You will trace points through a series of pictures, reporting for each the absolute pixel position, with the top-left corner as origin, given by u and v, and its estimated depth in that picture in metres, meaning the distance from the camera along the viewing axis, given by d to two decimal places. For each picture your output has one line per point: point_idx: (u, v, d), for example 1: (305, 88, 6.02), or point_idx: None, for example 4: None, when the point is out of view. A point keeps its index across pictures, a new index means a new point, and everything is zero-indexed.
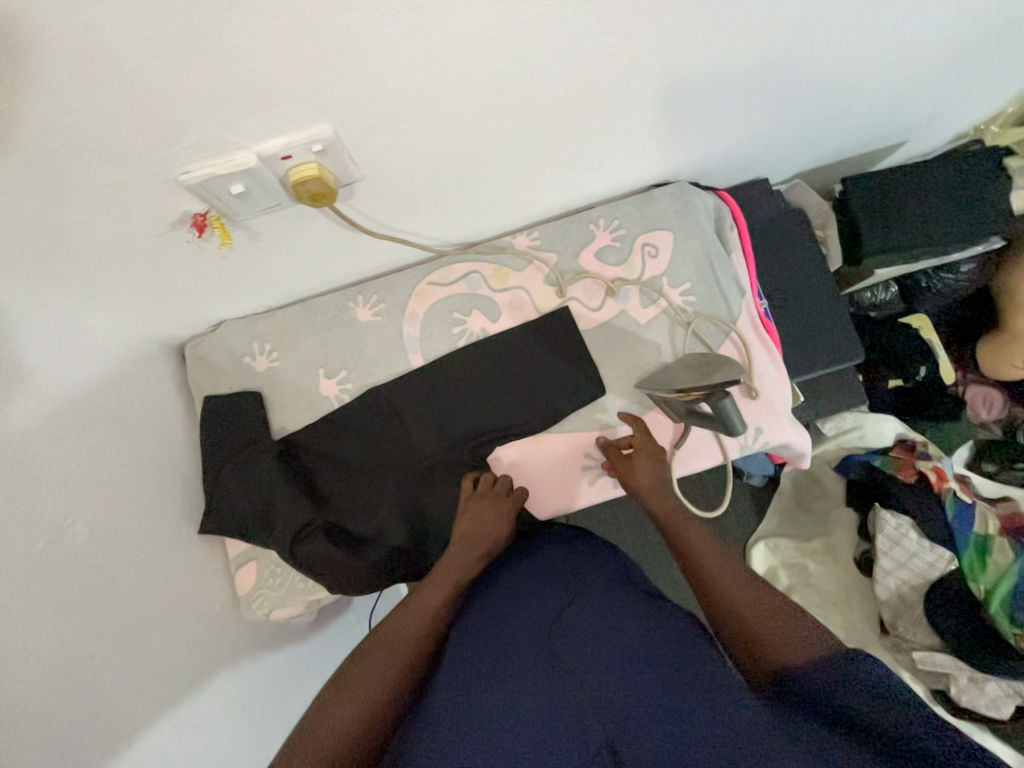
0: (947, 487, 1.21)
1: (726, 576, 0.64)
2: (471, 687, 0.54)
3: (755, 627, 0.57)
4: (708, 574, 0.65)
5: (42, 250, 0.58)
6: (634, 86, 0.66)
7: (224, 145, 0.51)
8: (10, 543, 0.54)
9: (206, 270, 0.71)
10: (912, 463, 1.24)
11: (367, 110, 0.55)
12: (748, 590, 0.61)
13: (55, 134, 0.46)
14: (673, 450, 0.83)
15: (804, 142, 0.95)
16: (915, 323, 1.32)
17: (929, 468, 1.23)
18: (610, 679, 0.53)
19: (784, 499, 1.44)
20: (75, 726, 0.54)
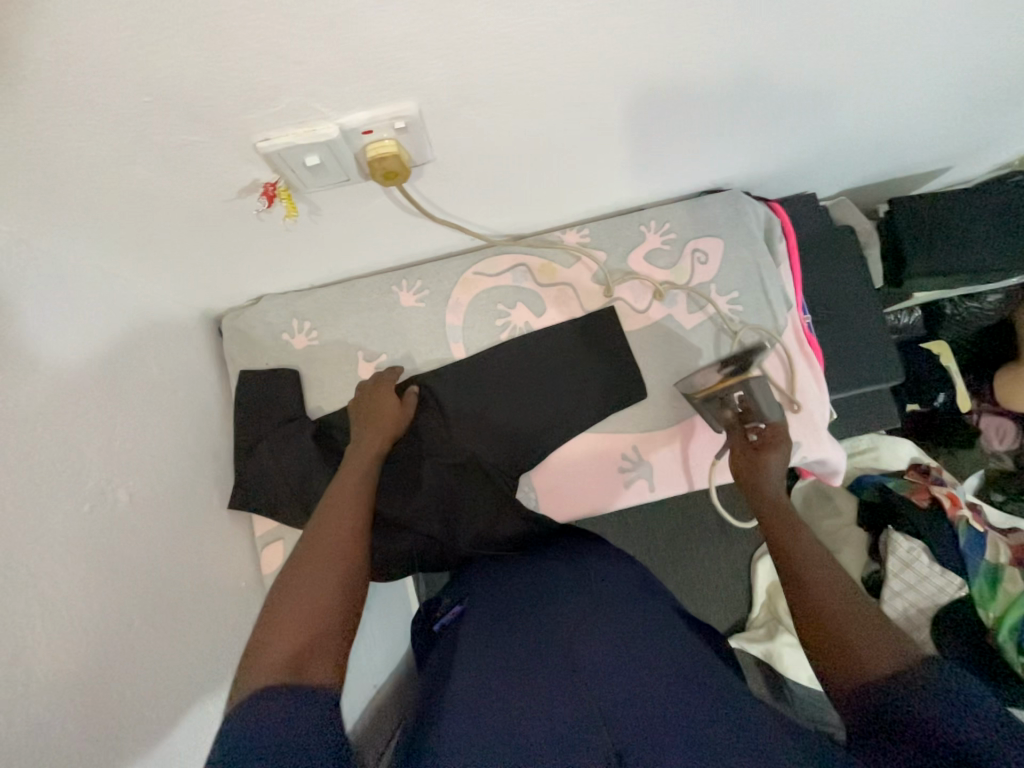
0: (960, 513, 1.20)
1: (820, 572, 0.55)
2: (479, 688, 0.53)
3: (835, 632, 0.48)
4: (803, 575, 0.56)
5: (106, 207, 0.57)
6: (711, 89, 0.66)
7: (308, 113, 0.50)
8: (58, 504, 0.53)
9: (260, 241, 0.70)
10: (926, 486, 1.24)
11: (451, 89, 0.53)
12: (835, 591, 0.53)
13: (146, 88, 0.44)
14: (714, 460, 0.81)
15: (858, 161, 0.95)
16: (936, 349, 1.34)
17: (943, 492, 1.23)
18: (619, 681, 0.51)
19: None
20: (115, 697, 0.53)
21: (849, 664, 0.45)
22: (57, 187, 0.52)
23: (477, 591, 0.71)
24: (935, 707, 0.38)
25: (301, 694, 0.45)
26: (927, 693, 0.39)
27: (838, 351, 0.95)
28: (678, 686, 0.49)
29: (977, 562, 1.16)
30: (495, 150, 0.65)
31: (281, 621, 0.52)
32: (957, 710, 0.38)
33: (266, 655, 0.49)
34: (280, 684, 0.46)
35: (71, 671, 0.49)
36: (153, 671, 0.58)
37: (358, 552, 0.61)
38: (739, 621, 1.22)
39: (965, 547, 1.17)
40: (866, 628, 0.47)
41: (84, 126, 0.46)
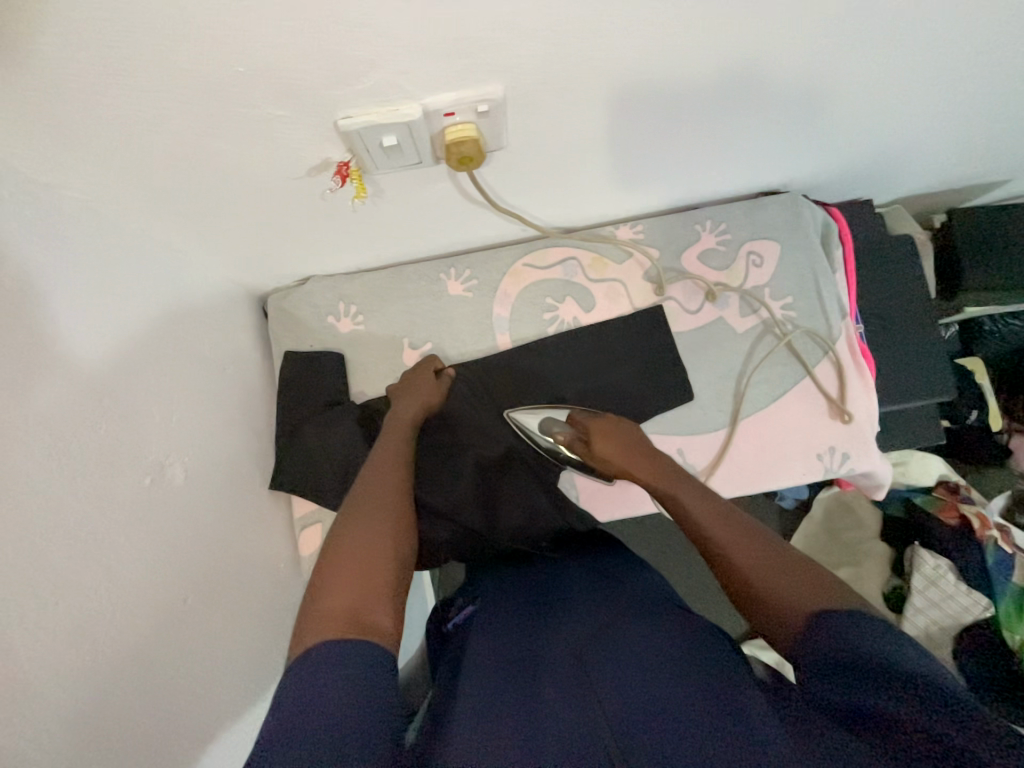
0: (990, 534, 1.17)
1: (728, 531, 0.58)
2: (487, 677, 0.52)
3: (763, 589, 0.51)
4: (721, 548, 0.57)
5: (177, 179, 0.56)
6: (791, 90, 0.64)
7: (393, 92, 0.49)
8: (120, 476, 0.52)
9: (319, 221, 0.69)
10: (955, 503, 1.21)
11: (538, 74, 0.52)
12: (747, 549, 0.56)
13: (240, 59, 0.43)
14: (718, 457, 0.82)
15: (921, 169, 0.92)
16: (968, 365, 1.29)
17: (974, 513, 1.19)
18: (629, 685, 0.47)
19: (813, 525, 1.34)
20: (170, 670, 0.52)
21: (781, 616, 0.49)
22: (133, 153, 0.51)
23: (487, 590, 0.69)
24: (821, 681, 0.43)
25: (361, 653, 0.46)
26: (810, 662, 0.44)
27: (887, 364, 0.93)
28: (695, 694, 0.45)
29: (1006, 583, 1.14)
30: (565, 139, 0.64)
31: (330, 579, 0.53)
32: (832, 673, 0.43)
33: (322, 609, 0.50)
34: (348, 639, 0.47)
35: (131, 642, 0.49)
36: (202, 647, 0.58)
37: (407, 517, 0.64)
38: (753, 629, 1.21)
39: (992, 566, 1.16)
40: (791, 578, 0.51)
41: (171, 94, 0.45)
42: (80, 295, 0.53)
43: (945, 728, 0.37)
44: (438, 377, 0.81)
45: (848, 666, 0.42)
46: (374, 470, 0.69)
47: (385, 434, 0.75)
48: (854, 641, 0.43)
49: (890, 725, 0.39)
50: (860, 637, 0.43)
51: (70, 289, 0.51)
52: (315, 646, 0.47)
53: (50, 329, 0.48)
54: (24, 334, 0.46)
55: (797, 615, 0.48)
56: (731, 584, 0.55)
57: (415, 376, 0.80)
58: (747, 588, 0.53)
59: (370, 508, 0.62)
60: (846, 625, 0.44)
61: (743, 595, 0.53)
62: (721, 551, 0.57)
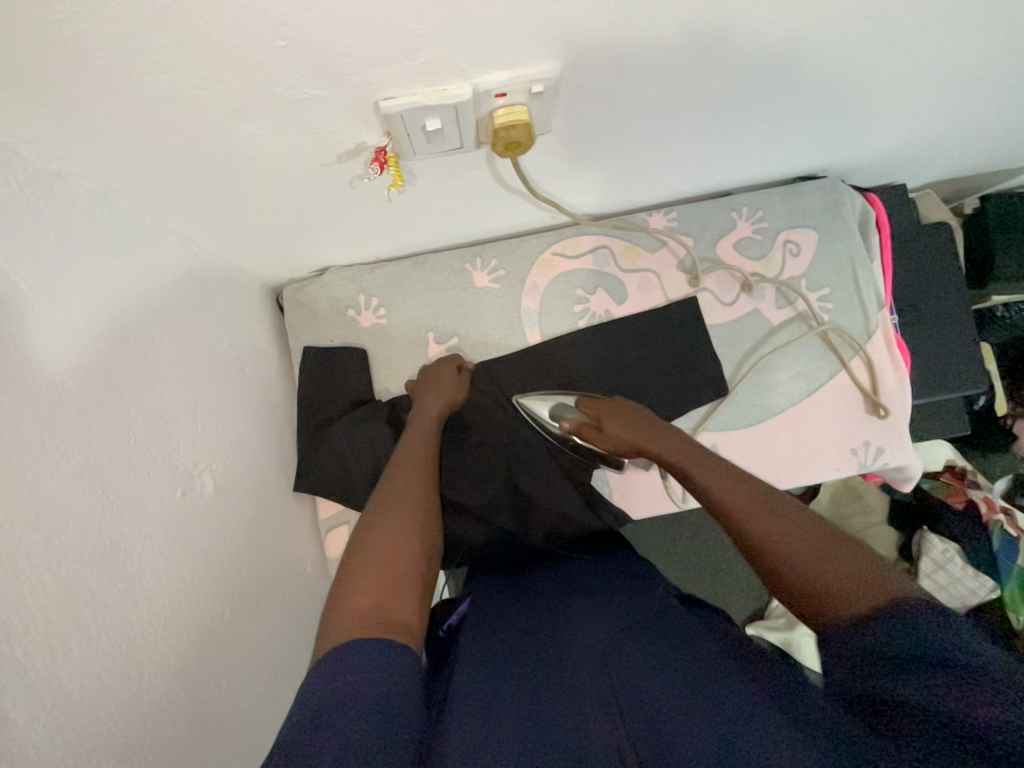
0: (997, 518, 1.11)
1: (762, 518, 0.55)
2: (489, 692, 0.46)
3: (808, 584, 0.48)
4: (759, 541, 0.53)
5: (197, 164, 0.51)
6: (854, 72, 0.60)
7: (446, 70, 0.44)
8: (152, 489, 0.49)
9: (346, 209, 0.64)
10: (963, 489, 1.15)
11: (601, 53, 0.48)
12: (787, 538, 0.52)
13: (283, 33, 0.38)
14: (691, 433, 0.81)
15: (961, 156, 0.89)
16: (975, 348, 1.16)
17: (980, 496, 1.14)
18: (661, 684, 0.44)
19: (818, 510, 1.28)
20: (209, 690, 0.50)
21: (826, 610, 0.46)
22: (153, 140, 0.47)
23: (481, 591, 0.65)
24: (841, 668, 0.42)
25: (392, 653, 0.44)
26: (834, 652, 0.43)
27: (923, 356, 0.92)
28: (745, 695, 0.42)
29: (1011, 566, 1.09)
30: (614, 121, 0.59)
31: (355, 576, 0.51)
32: (851, 658, 0.42)
33: (347, 608, 0.48)
34: (375, 637, 0.45)
35: (174, 661, 0.47)
36: (243, 659, 0.56)
37: (427, 513, 0.61)
38: (757, 610, 1.19)
39: (998, 551, 1.10)
40: (841, 569, 0.48)
41: (201, 74, 0.40)
42: (98, 293, 0.48)
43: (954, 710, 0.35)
44: (460, 373, 0.79)
45: (866, 651, 0.41)
46: (395, 466, 0.66)
47: (406, 430, 0.73)
48: (879, 625, 0.42)
49: (900, 709, 0.37)
50: (887, 620, 0.42)
51: (89, 289, 0.47)
52: (341, 644, 0.45)
53: (70, 333, 0.44)
54: (47, 345, 0.42)
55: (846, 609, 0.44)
56: (769, 576, 0.52)
57: (438, 369, 0.78)
58: (796, 586, 0.49)
59: (394, 503, 0.60)
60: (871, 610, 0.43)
61: (784, 589, 0.50)
62: (755, 543, 0.54)
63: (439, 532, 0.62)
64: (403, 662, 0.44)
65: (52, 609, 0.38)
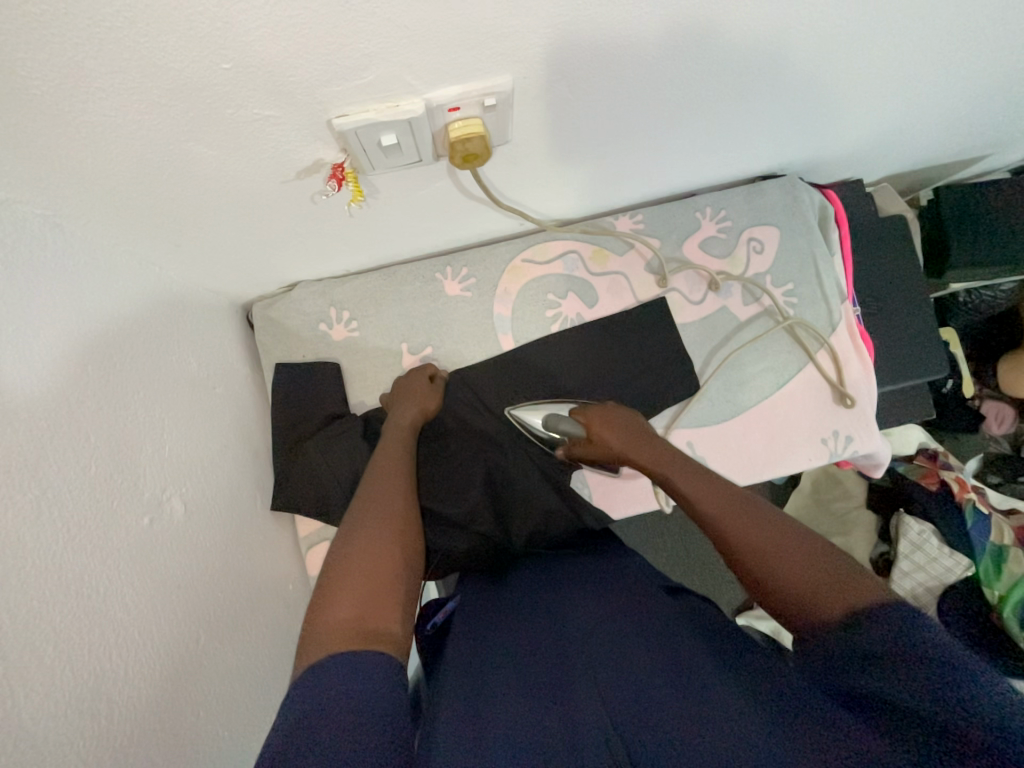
0: (969, 497, 1.12)
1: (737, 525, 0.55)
2: (475, 696, 0.47)
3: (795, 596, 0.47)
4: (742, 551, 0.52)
5: (152, 187, 0.51)
6: (801, 75, 0.62)
7: (396, 86, 0.44)
8: (119, 518, 0.48)
9: (311, 223, 0.64)
10: (935, 469, 1.17)
11: (551, 66, 0.49)
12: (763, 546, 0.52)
13: (227, 56, 0.38)
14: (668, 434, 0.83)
15: (914, 151, 0.92)
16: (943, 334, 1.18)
17: (952, 477, 1.14)
18: (662, 689, 0.45)
19: (802, 497, 1.32)
20: (187, 719, 0.49)
21: (804, 612, 0.46)
22: (101, 164, 0.46)
23: (467, 598, 0.65)
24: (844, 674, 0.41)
25: (373, 663, 0.44)
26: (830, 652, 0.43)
27: (887, 345, 0.95)
28: (729, 688, 0.44)
29: (983, 543, 1.10)
30: (571, 130, 0.60)
31: (334, 588, 0.51)
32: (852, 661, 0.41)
33: (326, 622, 0.48)
34: (359, 650, 0.45)
35: (147, 695, 0.46)
36: (224, 688, 0.55)
37: (406, 522, 0.61)
38: (746, 600, 1.22)
39: (971, 528, 1.11)
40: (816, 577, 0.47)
41: (146, 97, 0.40)
42: (57, 317, 0.48)
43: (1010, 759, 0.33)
44: (433, 382, 0.79)
45: (891, 672, 0.38)
46: (371, 475, 0.66)
47: (381, 438, 0.73)
48: (908, 641, 0.39)
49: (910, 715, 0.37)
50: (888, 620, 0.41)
51: (41, 315, 0.46)
52: (322, 659, 0.44)
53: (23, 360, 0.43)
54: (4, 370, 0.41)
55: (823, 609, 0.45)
56: (746, 576, 0.52)
57: (411, 379, 0.78)
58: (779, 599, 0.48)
59: (373, 512, 0.59)
60: (893, 619, 0.41)
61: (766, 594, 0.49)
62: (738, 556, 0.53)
63: (419, 539, 0.62)
64: (387, 673, 0.44)
65: (11, 652, 0.37)
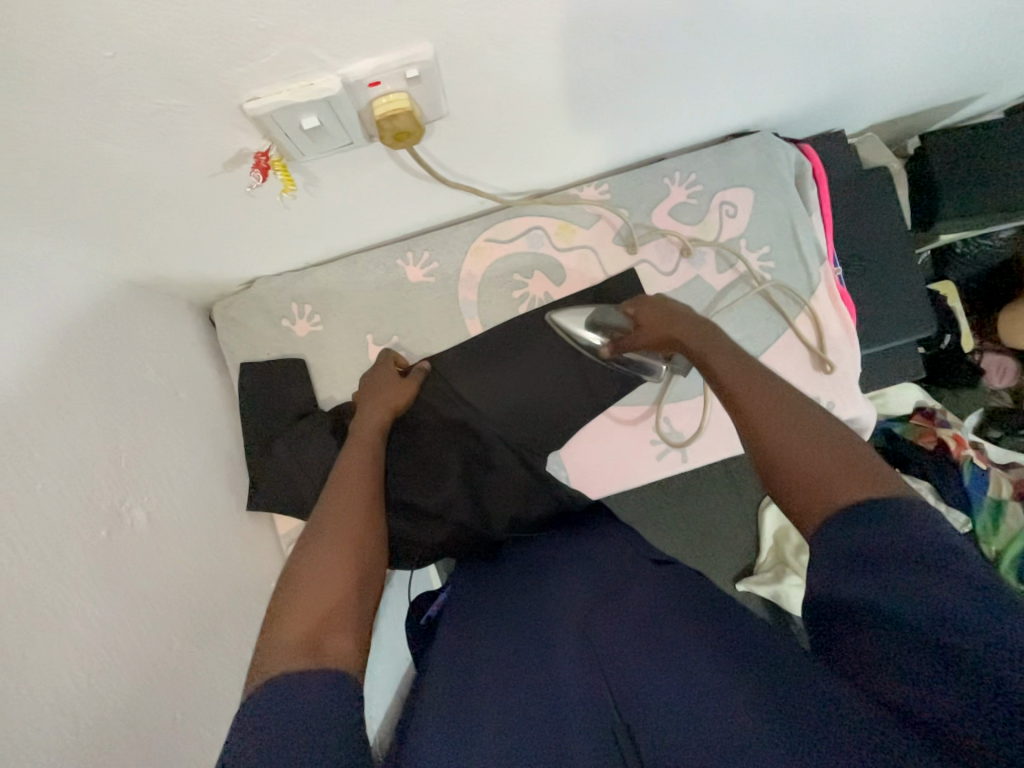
0: (966, 453, 1.09)
1: (757, 394, 0.54)
2: (456, 688, 0.47)
3: (792, 467, 0.47)
4: (754, 417, 0.52)
5: (70, 191, 0.49)
6: (762, 20, 0.57)
7: (306, 63, 0.42)
8: (72, 533, 0.48)
9: (253, 217, 0.62)
10: (932, 429, 1.13)
11: (477, 26, 0.45)
12: (781, 421, 0.51)
13: (110, 42, 0.36)
14: (654, 409, 0.82)
15: (899, 96, 0.86)
16: (941, 290, 1.13)
17: (949, 434, 1.10)
18: (645, 669, 0.44)
19: None
20: (163, 719, 0.50)
21: (798, 480, 0.46)
22: (13, 175, 0.44)
23: (460, 586, 0.66)
24: (833, 574, 0.40)
25: (340, 677, 0.42)
26: (821, 555, 0.42)
27: (871, 305, 0.92)
28: (709, 654, 0.43)
29: (982, 498, 1.08)
30: (513, 98, 0.57)
31: (294, 604, 0.48)
32: (846, 569, 0.39)
33: (281, 640, 0.45)
34: (315, 666, 0.42)
35: (117, 701, 0.46)
36: (203, 686, 0.56)
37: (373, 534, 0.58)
38: (745, 568, 1.22)
39: (969, 485, 1.09)
40: (822, 459, 0.46)
41: (37, 97, 0.38)
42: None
43: (989, 650, 0.32)
44: (406, 374, 0.78)
45: (874, 570, 0.37)
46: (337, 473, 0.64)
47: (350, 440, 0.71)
48: (897, 529, 0.38)
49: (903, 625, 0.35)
50: (888, 527, 0.39)
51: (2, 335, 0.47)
52: (275, 677, 0.42)
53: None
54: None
55: (826, 491, 0.44)
56: (749, 439, 0.52)
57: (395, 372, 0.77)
58: (775, 465, 0.49)
59: (334, 521, 0.57)
60: (884, 510, 0.40)
61: (762, 457, 0.50)
62: (750, 424, 0.52)
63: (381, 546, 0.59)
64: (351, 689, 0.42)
65: None
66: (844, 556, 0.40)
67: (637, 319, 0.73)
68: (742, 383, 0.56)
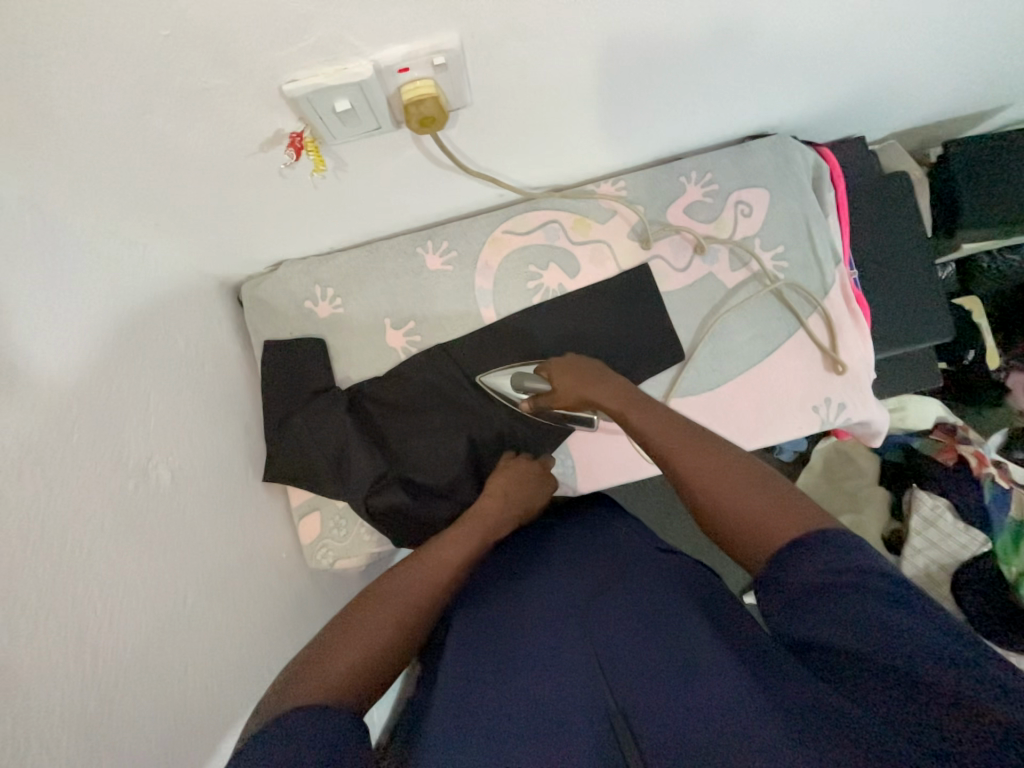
0: (988, 472, 1.04)
1: (681, 448, 0.60)
2: (468, 669, 0.48)
3: (730, 520, 0.52)
4: (684, 474, 0.58)
5: (119, 163, 0.53)
6: (779, 24, 0.59)
7: (340, 48, 0.45)
8: (102, 481, 0.51)
9: (284, 198, 0.65)
10: (954, 446, 1.08)
11: (500, 18, 0.48)
12: (710, 475, 0.56)
13: (166, 20, 0.40)
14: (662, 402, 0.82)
15: (920, 104, 0.87)
16: (965, 305, 1.11)
17: (970, 452, 1.06)
18: (644, 669, 0.45)
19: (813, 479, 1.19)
20: (174, 666, 0.52)
21: (739, 532, 0.51)
22: (71, 144, 0.48)
23: None
24: (798, 621, 0.42)
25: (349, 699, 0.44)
26: (781, 600, 0.44)
27: (887, 310, 0.91)
28: (708, 651, 0.44)
29: None
30: (532, 91, 0.59)
31: (343, 641, 0.50)
32: (810, 615, 0.41)
33: (325, 668, 0.47)
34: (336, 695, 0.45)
35: (134, 642, 0.49)
36: (213, 641, 0.59)
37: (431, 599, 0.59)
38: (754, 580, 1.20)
39: (990, 503, 1.04)
40: (751, 507, 0.51)
41: (98, 71, 0.42)
42: (48, 290, 0.50)
43: (952, 683, 0.34)
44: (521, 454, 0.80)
45: (858, 619, 0.39)
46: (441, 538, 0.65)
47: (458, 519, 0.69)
48: (866, 575, 0.41)
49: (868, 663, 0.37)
50: (845, 566, 0.42)
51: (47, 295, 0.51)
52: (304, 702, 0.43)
53: (37, 333, 0.48)
54: (30, 340, 0.47)
55: (766, 539, 0.49)
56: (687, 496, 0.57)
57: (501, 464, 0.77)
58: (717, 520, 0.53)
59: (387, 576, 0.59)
60: (862, 556, 0.43)
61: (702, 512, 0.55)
62: (682, 480, 0.58)
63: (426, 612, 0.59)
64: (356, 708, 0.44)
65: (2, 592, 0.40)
66: (806, 599, 0.42)
67: (554, 384, 0.74)
68: (671, 436, 0.61)
